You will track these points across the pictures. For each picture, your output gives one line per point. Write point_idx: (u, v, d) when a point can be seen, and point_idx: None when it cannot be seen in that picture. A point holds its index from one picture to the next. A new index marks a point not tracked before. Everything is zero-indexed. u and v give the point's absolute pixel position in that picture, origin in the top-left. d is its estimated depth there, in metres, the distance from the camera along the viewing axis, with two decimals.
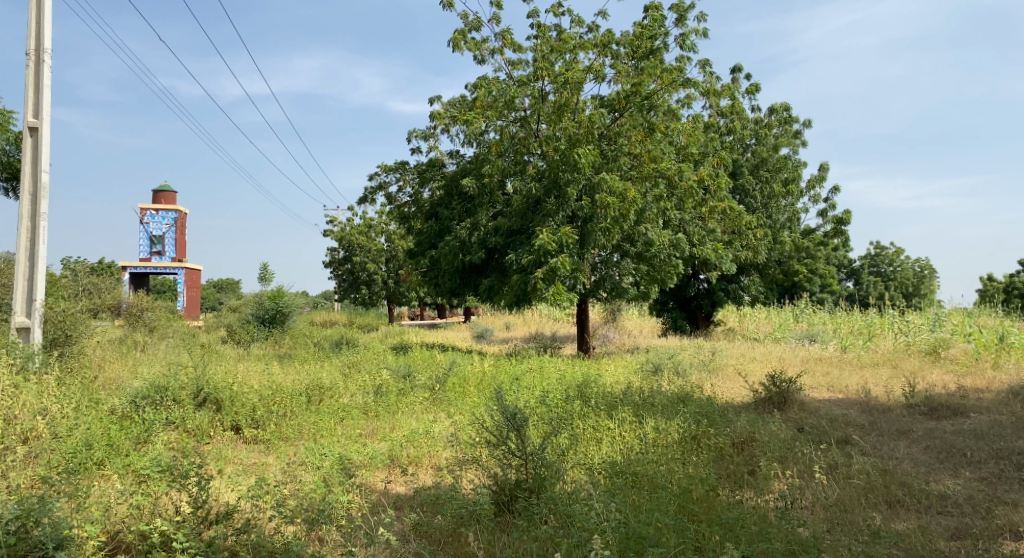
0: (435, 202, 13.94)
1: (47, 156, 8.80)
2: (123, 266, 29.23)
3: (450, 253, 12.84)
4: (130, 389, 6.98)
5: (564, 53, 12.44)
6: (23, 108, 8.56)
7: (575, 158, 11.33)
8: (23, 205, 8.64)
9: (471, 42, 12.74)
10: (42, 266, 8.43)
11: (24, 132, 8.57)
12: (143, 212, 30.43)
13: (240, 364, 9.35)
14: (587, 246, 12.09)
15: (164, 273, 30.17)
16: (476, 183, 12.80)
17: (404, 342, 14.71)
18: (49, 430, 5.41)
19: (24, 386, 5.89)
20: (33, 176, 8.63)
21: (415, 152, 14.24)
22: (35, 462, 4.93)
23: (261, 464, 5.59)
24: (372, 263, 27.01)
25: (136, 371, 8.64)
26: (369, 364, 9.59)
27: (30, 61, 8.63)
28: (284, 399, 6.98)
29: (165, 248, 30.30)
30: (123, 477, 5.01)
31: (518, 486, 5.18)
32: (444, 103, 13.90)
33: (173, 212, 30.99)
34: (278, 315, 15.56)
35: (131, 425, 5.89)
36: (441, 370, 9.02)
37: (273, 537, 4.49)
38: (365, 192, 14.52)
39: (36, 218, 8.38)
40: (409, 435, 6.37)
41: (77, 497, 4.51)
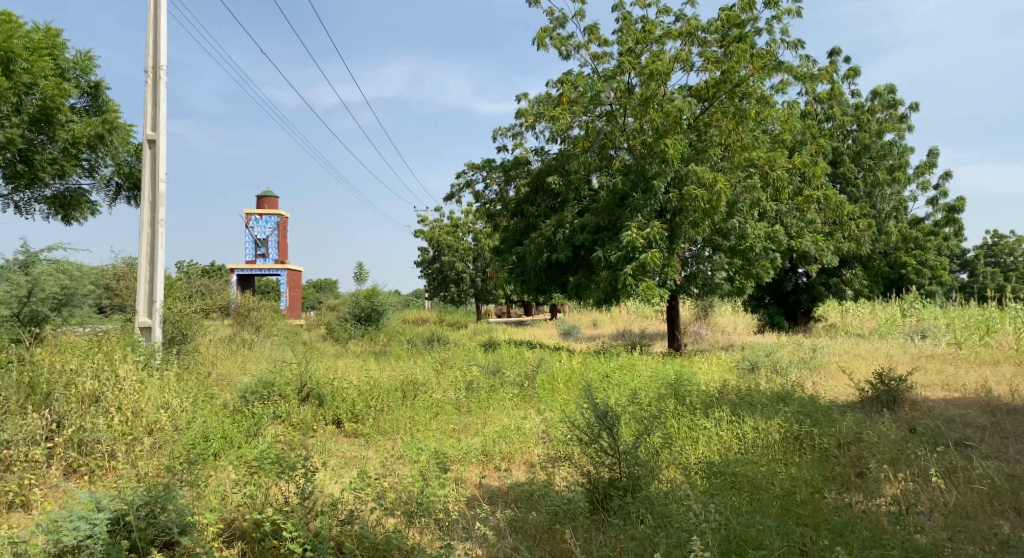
0: (520, 199, 14.02)
1: (163, 165, 8.97)
2: (230, 269, 29.63)
3: (536, 252, 13.06)
4: (240, 384, 7.26)
5: (649, 44, 12.26)
6: (141, 121, 8.80)
7: (663, 148, 11.27)
8: (143, 212, 8.84)
9: (556, 38, 12.74)
10: (160, 269, 8.68)
11: (143, 144, 8.77)
12: (249, 218, 30.93)
13: (339, 360, 9.73)
14: (677, 240, 11.70)
15: (267, 275, 30.56)
16: (561, 180, 12.87)
17: (493, 339, 14.84)
18: (171, 422, 5.57)
19: (148, 381, 5.94)
20: (151, 186, 8.83)
21: (501, 150, 14.31)
22: (159, 452, 5.18)
23: (360, 457, 5.72)
24: (461, 262, 27.40)
25: (245, 368, 8.97)
26: (459, 360, 9.73)
27: (148, 76, 8.86)
28: (382, 394, 7.07)
29: (268, 251, 30.73)
30: (237, 467, 5.24)
31: (612, 485, 5.20)
32: (530, 100, 14.01)
33: (275, 217, 31.32)
34: (373, 314, 16.09)
35: (243, 417, 6.06)
36: (530, 367, 9.04)
37: (375, 530, 4.79)
38: (452, 190, 14.73)
39: (154, 224, 8.57)
40: (501, 431, 6.34)
41: (197, 486, 4.88)
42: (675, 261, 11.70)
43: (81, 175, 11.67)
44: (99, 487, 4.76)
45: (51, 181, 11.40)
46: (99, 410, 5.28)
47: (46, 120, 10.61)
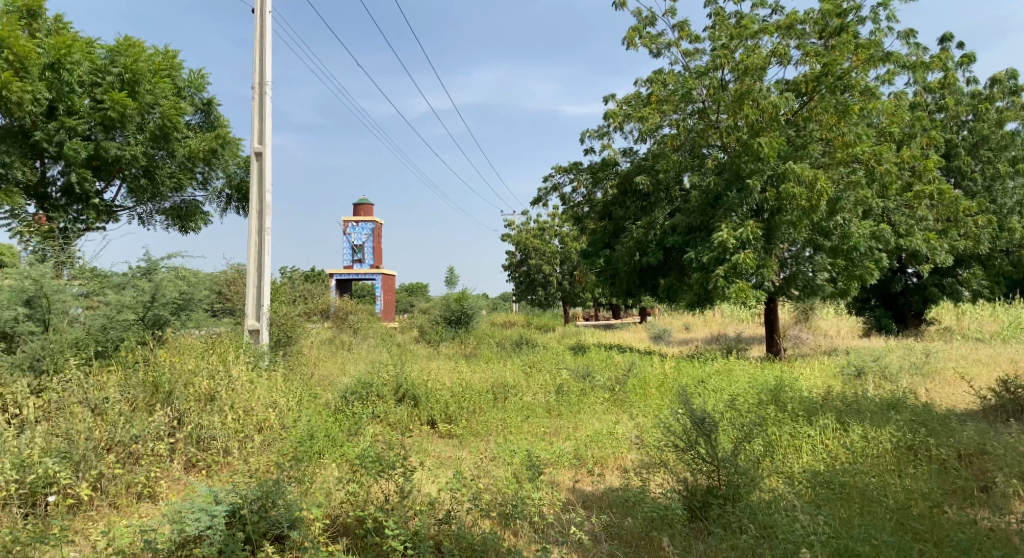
0: (608, 201, 14.00)
1: (269, 177, 9.25)
2: (330, 273, 28.87)
3: (627, 255, 12.82)
4: (340, 384, 7.53)
5: (745, 39, 11.90)
6: (249, 135, 9.13)
7: (758, 147, 10.74)
8: (250, 221, 9.07)
9: (646, 37, 12.60)
10: (267, 275, 8.90)
11: (251, 157, 9.07)
12: (346, 225, 29.75)
13: (432, 362, 9.94)
14: (775, 240, 11.55)
15: (363, 279, 29.26)
16: (650, 180, 12.86)
17: (582, 342, 14.82)
18: (278, 421, 5.85)
19: (257, 381, 6.25)
20: (258, 196, 9.07)
21: (589, 152, 14.26)
22: (268, 449, 5.44)
23: (455, 457, 5.82)
24: (548, 265, 27.32)
25: (345, 368, 9.23)
26: (549, 363, 9.73)
27: (256, 93, 9.18)
28: (472, 395, 7.18)
29: (364, 256, 29.19)
30: (339, 465, 5.44)
31: (711, 493, 5.05)
32: (617, 102, 13.76)
33: (370, 223, 30.01)
34: (463, 317, 16.46)
35: (343, 416, 6.29)
36: (621, 371, 8.95)
37: (473, 530, 4.85)
38: (539, 194, 14.82)
39: (261, 232, 8.78)
40: (593, 435, 6.29)
41: (304, 483, 5.10)
42: (771, 262, 11.28)
43: (196, 186, 12.76)
44: (216, 481, 5.06)
45: (170, 193, 12.44)
46: (215, 407, 5.61)
47: (165, 137, 11.51)
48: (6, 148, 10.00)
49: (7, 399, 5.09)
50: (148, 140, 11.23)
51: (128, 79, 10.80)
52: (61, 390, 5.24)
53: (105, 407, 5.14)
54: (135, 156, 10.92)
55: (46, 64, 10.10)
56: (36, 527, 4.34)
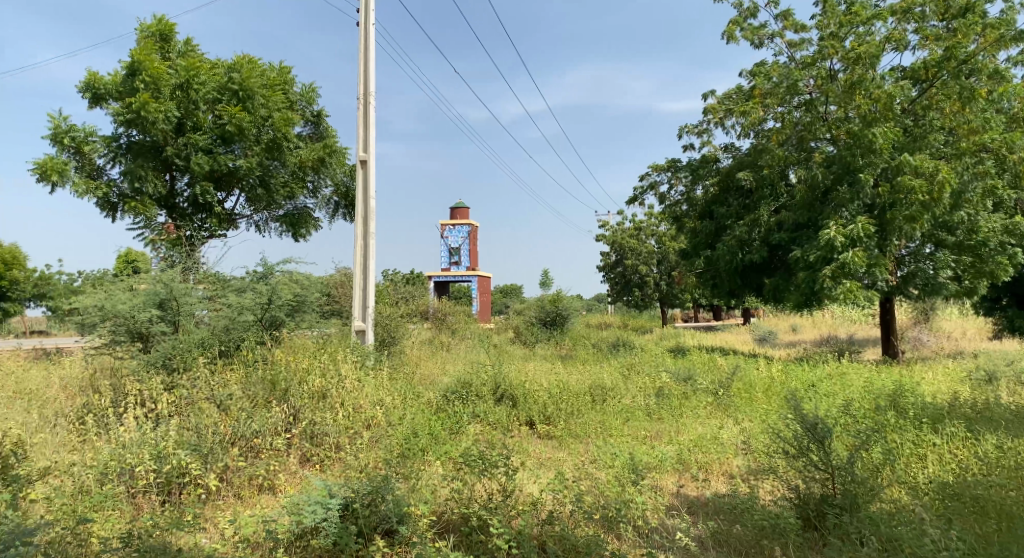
0: (709, 199, 13.84)
1: (373, 183, 9.50)
2: (428, 276, 28.95)
3: (729, 254, 12.46)
4: (441, 384, 7.69)
5: (856, 25, 11.35)
6: (355, 144, 9.44)
7: (871, 138, 10.42)
8: (355, 225, 9.32)
9: (748, 29, 12.26)
10: (372, 278, 9.02)
11: (356, 164, 9.35)
12: (442, 229, 29.62)
13: (529, 363, 10.02)
14: (889, 238, 10.80)
15: (461, 281, 29.08)
16: (754, 176, 12.46)
17: (681, 344, 14.53)
18: (386, 418, 6.05)
19: (364, 380, 6.51)
20: (363, 202, 9.31)
21: (688, 148, 14.09)
22: (376, 446, 5.64)
23: (555, 458, 5.85)
24: (644, 265, 26.35)
25: (444, 368, 9.31)
26: (647, 366, 9.61)
27: (361, 103, 9.49)
28: (571, 397, 7.18)
29: (461, 258, 29.27)
30: (443, 463, 5.57)
31: (825, 502, 4.82)
32: (717, 97, 13.64)
33: (465, 226, 29.69)
34: (558, 318, 16.54)
35: (445, 415, 6.44)
36: (724, 375, 8.69)
37: (577, 531, 4.83)
38: (635, 193, 14.75)
39: (366, 236, 8.96)
40: (696, 440, 6.17)
41: (411, 479, 5.25)
42: (886, 260, 10.58)
43: (306, 195, 13.41)
44: (329, 475, 5.29)
45: (284, 202, 13.13)
46: (326, 404, 5.90)
47: (279, 148, 12.11)
48: (141, 163, 10.88)
49: (143, 393, 5.58)
50: (265, 151, 11.90)
51: (243, 95, 11.41)
52: (192, 387, 5.70)
53: (229, 404, 5.50)
54: (250, 166, 11.47)
55: (176, 84, 10.94)
56: (172, 514, 4.68)
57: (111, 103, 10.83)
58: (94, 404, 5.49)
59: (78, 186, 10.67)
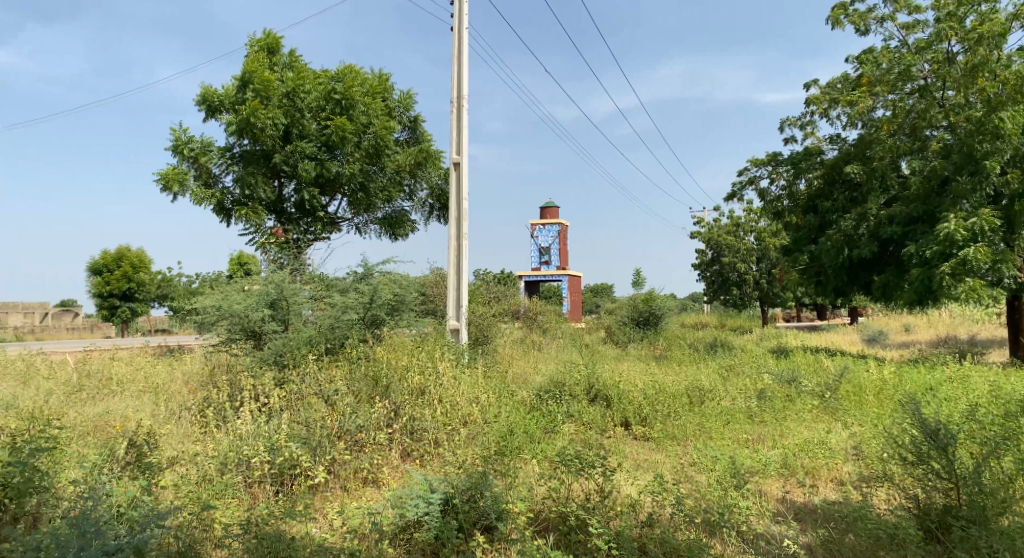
0: (813, 193, 13.53)
1: (466, 185, 9.62)
2: (519, 276, 28.96)
3: (833, 249, 12.25)
4: (534, 383, 7.73)
5: (976, 5, 11.06)
6: (449, 147, 9.60)
7: (997, 122, 9.90)
8: (449, 226, 9.48)
9: (853, 14, 11.71)
10: (466, 278, 9.11)
11: (450, 167, 9.51)
12: (533, 228, 29.62)
13: (622, 363, 9.94)
14: (1017, 230, 10.23)
15: (552, 281, 28.92)
16: (863, 168, 12.11)
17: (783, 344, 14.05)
18: (481, 415, 6.16)
19: (460, 378, 6.66)
20: (456, 204, 9.45)
21: (789, 141, 13.71)
22: (473, 443, 5.74)
23: (653, 460, 5.77)
24: (743, 263, 25.12)
25: (536, 367, 9.32)
26: (748, 367, 9.33)
27: (454, 108, 9.65)
28: (668, 398, 7.05)
29: (552, 258, 29.07)
30: (540, 462, 5.61)
31: (949, 513, 4.51)
32: (821, 87, 13.47)
33: (558, 226, 29.51)
34: (651, 317, 16.32)
35: (540, 415, 6.47)
36: (830, 377, 8.33)
37: (678, 534, 4.73)
38: (734, 189, 14.44)
39: (459, 237, 9.11)
40: (802, 444, 5.94)
41: (508, 477, 5.31)
42: (1013, 255, 9.97)
43: (403, 197, 13.89)
44: (430, 471, 5.43)
45: (384, 205, 13.62)
46: (425, 400, 6.07)
47: (379, 154, 12.64)
48: (253, 170, 11.63)
49: (257, 388, 5.99)
50: (364, 157, 12.38)
51: (345, 103, 11.95)
52: (301, 383, 6.06)
53: (336, 398, 5.81)
54: (352, 172, 12.06)
55: (284, 93, 11.54)
56: (286, 503, 4.90)
57: (226, 114, 11.64)
58: (214, 397, 5.95)
59: (198, 194, 11.49)
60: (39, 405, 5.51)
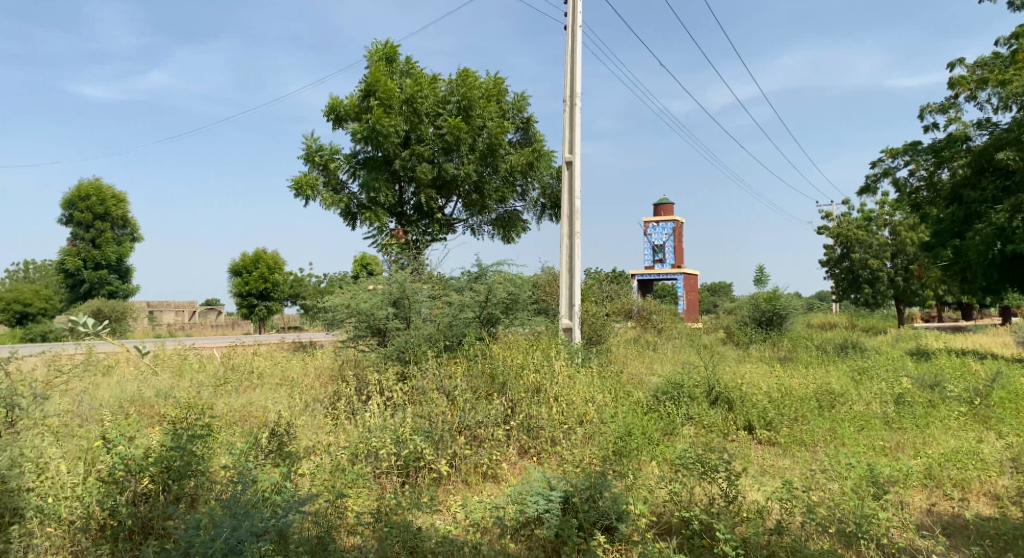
0: (958, 182, 12.68)
1: (579, 183, 9.60)
2: (633, 274, 28.72)
3: (983, 245, 11.58)
4: (651, 383, 7.63)
5: None
6: (561, 146, 9.60)
7: None
8: (562, 225, 9.49)
9: None
10: (578, 276, 9.08)
11: (562, 166, 9.51)
12: (646, 225, 29.41)
13: (744, 365, 9.63)
14: None
15: (666, 279, 28.41)
16: (1019, 155, 11.25)
17: (925, 347, 13.08)
18: (598, 415, 6.12)
19: (576, 377, 6.68)
20: (569, 202, 9.47)
21: (931, 129, 12.98)
22: (590, 443, 5.72)
23: (780, 466, 5.54)
24: (875, 259, 23.00)
25: (652, 368, 9.15)
26: (883, 371, 8.79)
27: (567, 107, 9.65)
28: (794, 402, 6.77)
29: (666, 256, 28.55)
30: (659, 464, 5.52)
31: None
32: (968, 67, 12.87)
33: (672, 223, 28.90)
34: (775, 317, 15.69)
35: (658, 416, 6.38)
36: (981, 383, 7.69)
37: (810, 545, 4.49)
38: (868, 182, 13.72)
39: (572, 236, 9.05)
40: (949, 454, 5.52)
41: (627, 479, 5.24)
42: None
43: (516, 198, 13.99)
44: (548, 469, 5.45)
45: (496, 206, 13.79)
46: (541, 398, 6.14)
47: (492, 154, 12.77)
48: (376, 175, 12.24)
49: (381, 383, 6.31)
50: (478, 158, 12.69)
51: (464, 105, 12.52)
52: (422, 378, 6.32)
53: (455, 394, 6.02)
54: (467, 173, 12.39)
55: (404, 99, 12.20)
56: (411, 496, 5.06)
57: (351, 123, 12.41)
58: (343, 390, 6.29)
59: (328, 200, 12.26)
60: (193, 396, 6.05)
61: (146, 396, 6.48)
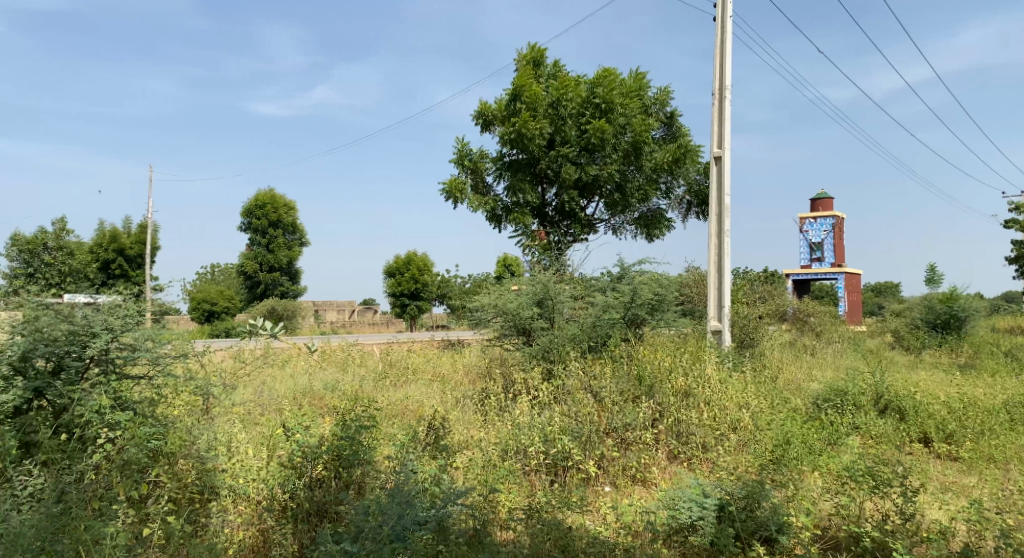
0: None
1: (729, 179, 9.27)
2: (787, 273, 27.34)
3: None
4: (811, 391, 7.23)
5: None
6: (709, 141, 9.26)
7: None
8: (710, 223, 9.28)
9: None
10: (727, 277, 8.92)
11: (711, 163, 9.20)
12: (801, 222, 28.02)
13: (919, 372, 8.85)
14: None
15: (825, 279, 26.75)
16: None
17: None
18: (753, 422, 5.87)
19: (730, 381, 6.47)
20: (718, 200, 9.23)
21: None
22: (745, 451, 5.51)
23: (965, 484, 5.05)
24: None
25: (810, 374, 8.63)
26: None
27: (716, 101, 9.30)
28: (981, 415, 6.16)
29: (824, 253, 26.89)
30: (823, 475, 5.21)
31: None
32: None
33: (831, 218, 27.28)
34: (953, 321, 14.27)
35: (820, 425, 6.05)
36: None
37: None
38: None
39: (721, 235, 8.89)
40: None
41: (788, 489, 4.95)
42: None
43: (660, 196, 13.89)
44: (702, 476, 5.30)
45: (639, 206, 13.81)
46: (692, 402, 6.00)
47: (636, 153, 12.90)
48: (520, 178, 12.77)
49: (527, 382, 6.50)
50: (621, 158, 12.82)
51: (605, 106, 12.44)
52: (568, 378, 6.42)
53: (603, 395, 6.05)
54: (609, 173, 12.57)
55: (549, 102, 12.48)
56: (562, 495, 5.09)
57: (498, 126, 13.02)
58: (491, 388, 6.53)
59: (474, 203, 12.95)
60: (357, 390, 6.53)
61: (316, 388, 7.11)
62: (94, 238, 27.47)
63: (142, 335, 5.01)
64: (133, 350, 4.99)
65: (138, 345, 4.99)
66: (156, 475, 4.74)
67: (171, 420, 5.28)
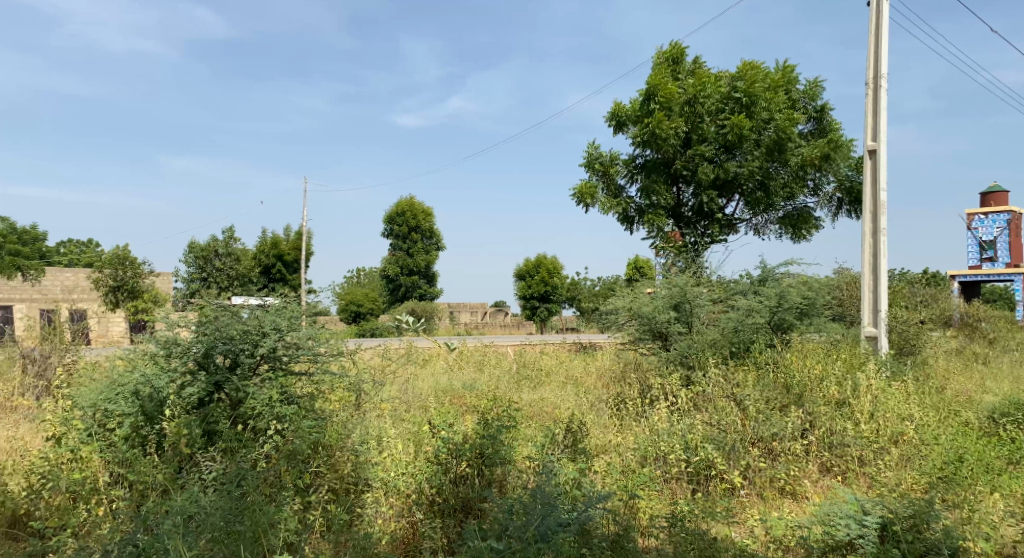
0: None
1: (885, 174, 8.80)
2: (951, 275, 25.05)
3: None
4: (986, 404, 6.59)
5: None
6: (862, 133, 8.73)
7: None
8: (863, 221, 8.96)
9: None
10: (884, 278, 8.52)
11: (864, 156, 8.69)
12: (971, 218, 25.57)
13: None
14: None
15: (999, 281, 24.20)
16: None
17: None
18: (918, 436, 5.45)
19: (889, 391, 6.08)
20: (871, 195, 8.90)
21: None
22: (908, 466, 5.12)
23: None
24: None
25: (983, 386, 7.86)
26: None
27: (870, 92, 8.79)
28: None
29: (998, 253, 24.37)
30: (1005, 497, 4.70)
31: None
32: None
33: (1006, 213, 24.67)
34: None
35: (997, 441, 5.53)
36: None
37: None
38: None
39: (876, 235, 8.60)
40: None
41: (963, 510, 4.46)
42: None
43: (807, 193, 13.58)
44: (861, 491, 4.95)
45: (782, 204, 13.47)
46: (846, 413, 5.69)
47: (780, 149, 12.44)
48: (655, 179, 12.63)
49: (664, 388, 6.47)
50: (763, 154, 12.34)
51: (747, 100, 12.09)
52: (707, 385, 6.33)
53: (747, 403, 5.86)
54: (751, 171, 12.15)
55: (684, 100, 12.17)
56: (705, 504, 4.92)
57: (632, 128, 12.83)
58: (627, 393, 6.61)
59: (605, 205, 12.96)
60: (495, 390, 6.76)
61: (455, 387, 7.41)
62: (258, 245, 29.87)
63: (304, 334, 5.41)
64: (297, 348, 5.40)
65: (300, 344, 5.40)
66: (317, 466, 5.08)
67: (329, 414, 5.69)
